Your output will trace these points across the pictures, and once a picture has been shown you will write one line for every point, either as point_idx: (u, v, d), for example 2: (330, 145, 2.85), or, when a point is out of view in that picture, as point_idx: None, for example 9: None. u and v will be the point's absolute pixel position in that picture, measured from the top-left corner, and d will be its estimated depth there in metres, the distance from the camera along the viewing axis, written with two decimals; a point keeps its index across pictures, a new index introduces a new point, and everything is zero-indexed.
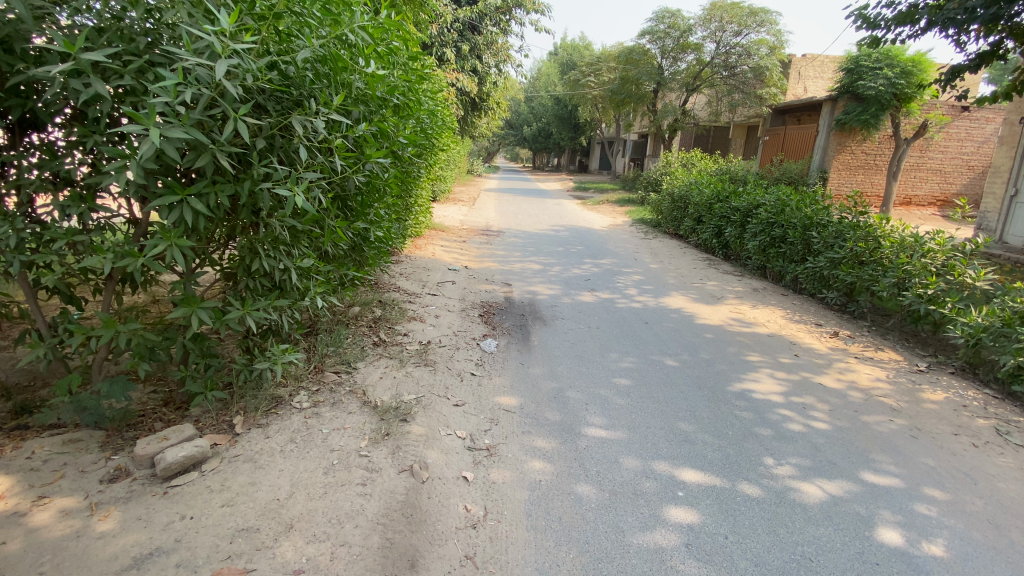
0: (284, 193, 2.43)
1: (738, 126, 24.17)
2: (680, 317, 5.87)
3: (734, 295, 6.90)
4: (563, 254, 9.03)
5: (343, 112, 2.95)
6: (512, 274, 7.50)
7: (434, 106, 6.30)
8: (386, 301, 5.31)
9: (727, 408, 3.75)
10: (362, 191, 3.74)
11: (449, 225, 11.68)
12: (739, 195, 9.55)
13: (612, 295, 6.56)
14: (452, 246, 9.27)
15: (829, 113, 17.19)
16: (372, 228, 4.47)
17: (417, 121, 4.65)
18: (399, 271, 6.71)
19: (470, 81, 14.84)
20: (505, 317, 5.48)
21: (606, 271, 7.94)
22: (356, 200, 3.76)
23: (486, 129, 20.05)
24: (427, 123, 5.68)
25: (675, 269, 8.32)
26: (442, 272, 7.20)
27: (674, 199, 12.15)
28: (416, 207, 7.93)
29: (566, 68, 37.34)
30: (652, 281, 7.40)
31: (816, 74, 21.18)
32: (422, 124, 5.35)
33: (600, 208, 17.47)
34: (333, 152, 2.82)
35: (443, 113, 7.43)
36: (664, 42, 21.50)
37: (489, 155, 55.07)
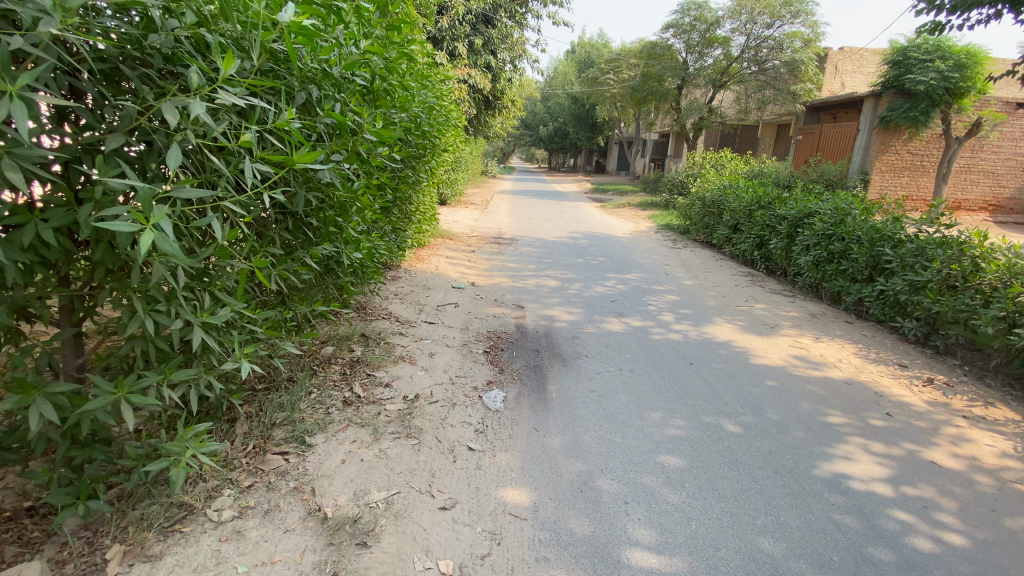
0: (123, 227, 1.40)
1: (768, 125, 22.79)
2: (731, 354, 4.79)
3: (792, 323, 5.78)
4: (584, 267, 8.00)
5: (271, 95, 2.02)
6: (524, 292, 6.50)
7: (433, 98, 5.33)
8: (370, 336, 4.31)
9: (822, 510, 2.69)
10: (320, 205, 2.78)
11: (458, 232, 10.72)
12: (784, 201, 8.39)
13: (644, 322, 5.51)
14: (459, 257, 8.31)
15: (871, 109, 15.82)
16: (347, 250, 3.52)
17: (402, 115, 3.70)
18: (393, 292, 5.73)
19: (483, 77, 13.86)
20: (517, 354, 4.44)
21: (634, 289, 6.89)
22: (314, 218, 2.81)
23: (500, 129, 19.06)
24: (422, 117, 4.71)
25: (713, 286, 7.23)
26: (445, 291, 6.19)
27: (706, 204, 10.99)
28: (416, 215, 6.95)
29: (584, 65, 36.21)
30: (689, 303, 6.31)
31: (854, 69, 19.71)
32: (413, 120, 4.41)
33: (621, 212, 16.35)
34: (250, 154, 1.84)
35: (447, 109, 6.48)
36: (690, 36, 20.28)
37: (504, 156, 54.15)
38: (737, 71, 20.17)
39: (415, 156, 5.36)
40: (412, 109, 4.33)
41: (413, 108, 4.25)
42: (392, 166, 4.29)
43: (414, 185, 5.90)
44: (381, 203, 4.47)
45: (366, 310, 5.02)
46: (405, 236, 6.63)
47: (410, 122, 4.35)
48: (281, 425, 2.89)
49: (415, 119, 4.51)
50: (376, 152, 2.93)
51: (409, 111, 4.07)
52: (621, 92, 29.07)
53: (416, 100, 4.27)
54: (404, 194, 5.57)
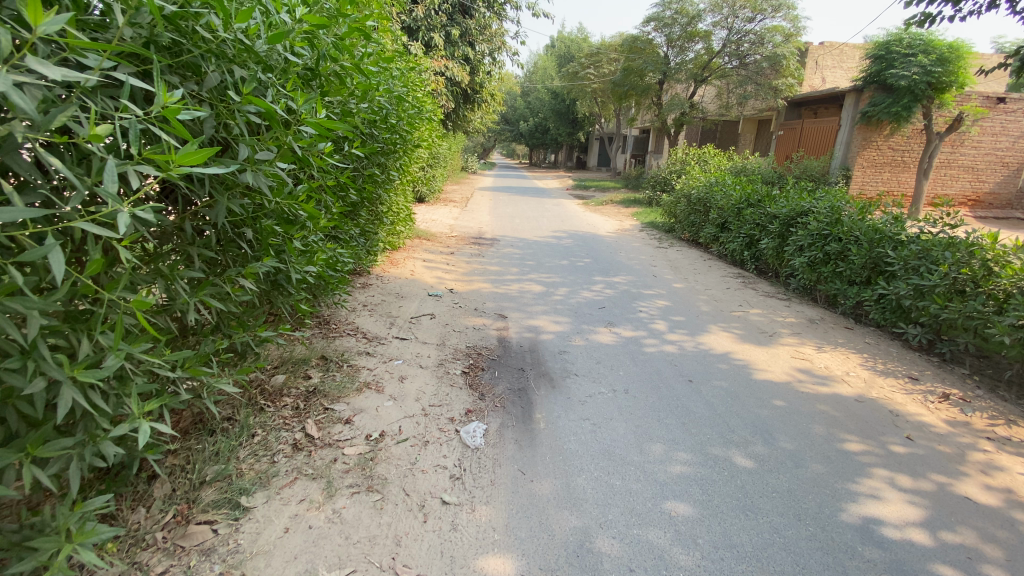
0: None
1: (748, 121, 22.67)
2: (732, 369, 4.39)
3: (791, 330, 5.42)
4: (568, 270, 7.57)
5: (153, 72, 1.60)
6: (506, 300, 6.03)
7: (401, 88, 4.81)
8: (333, 358, 3.79)
9: (858, 570, 2.30)
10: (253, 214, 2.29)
11: (435, 231, 10.17)
12: (775, 199, 8.07)
13: (636, 331, 5.09)
14: (436, 260, 7.79)
15: (852, 105, 15.84)
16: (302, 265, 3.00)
17: (356, 106, 3.21)
18: (362, 303, 5.19)
19: (461, 70, 13.28)
20: (499, 374, 3.96)
21: (623, 293, 6.47)
22: (246, 231, 2.32)
23: (479, 125, 18.48)
24: (387, 108, 4.20)
25: (705, 289, 6.86)
26: (420, 299, 5.67)
27: (692, 201, 10.64)
28: (388, 215, 6.42)
29: (564, 60, 35.76)
30: (682, 309, 5.90)
31: (834, 64, 19.64)
32: (375, 114, 3.90)
33: (603, 209, 15.97)
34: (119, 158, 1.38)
35: (420, 101, 5.97)
36: (671, 30, 19.95)
37: (484, 152, 53.43)
38: (718, 65, 19.94)
39: (382, 154, 4.85)
40: (373, 101, 3.83)
41: (374, 100, 3.76)
42: (350, 165, 3.79)
43: (384, 184, 5.38)
44: (340, 206, 3.95)
45: (330, 326, 4.49)
46: (375, 240, 6.08)
47: (370, 115, 3.85)
48: (212, 483, 2.38)
49: (378, 112, 4.01)
50: (323, 149, 2.45)
51: (367, 102, 3.58)
52: (601, 87, 28.68)
53: (376, 90, 3.79)
54: (370, 195, 5.04)
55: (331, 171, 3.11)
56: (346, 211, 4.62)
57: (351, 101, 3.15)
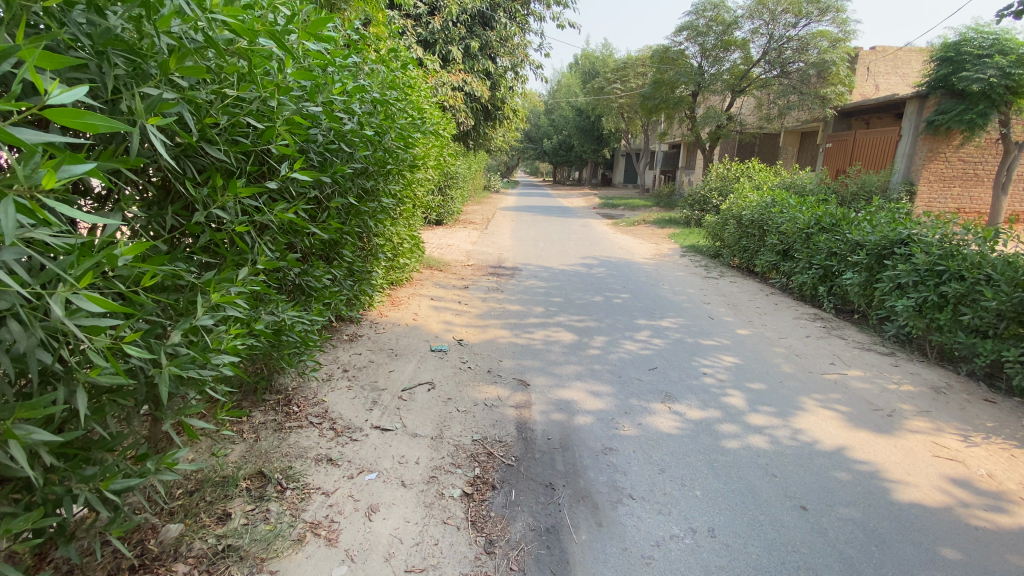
0: None
1: (791, 133, 21.07)
2: (858, 482, 3.03)
3: (916, 408, 4.00)
4: (605, 310, 6.28)
5: None
6: (528, 353, 4.78)
7: (385, 90, 3.66)
8: (273, 476, 2.61)
9: None
10: (31, 320, 1.23)
11: (449, 260, 9.05)
12: (858, 223, 6.64)
13: (705, 408, 3.77)
14: (447, 297, 6.60)
15: (915, 113, 14.15)
16: (194, 367, 1.84)
17: (274, 106, 2.01)
18: (341, 367, 4.00)
19: (481, 84, 12.31)
20: (520, 497, 2.68)
21: (676, 344, 5.15)
22: (34, 352, 1.26)
23: (501, 142, 17.47)
24: (357, 112, 3.03)
25: (779, 338, 5.48)
26: (419, 357, 4.43)
27: (743, 223, 9.21)
28: (386, 249, 5.27)
29: (589, 76, 34.85)
30: (758, 371, 4.54)
31: (888, 70, 17.95)
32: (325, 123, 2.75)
33: (636, 230, 14.64)
34: None
35: (420, 110, 4.84)
36: (705, 40, 18.72)
37: (507, 170, 52.81)
38: (757, 76, 18.59)
39: (366, 180, 3.70)
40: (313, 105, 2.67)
41: (326, 103, 2.59)
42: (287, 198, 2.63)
43: (373, 218, 4.23)
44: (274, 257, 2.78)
45: (288, 412, 3.31)
46: (369, 280, 4.92)
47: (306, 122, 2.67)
48: None
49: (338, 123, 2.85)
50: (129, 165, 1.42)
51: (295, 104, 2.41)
52: (628, 101, 27.53)
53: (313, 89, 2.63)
54: (349, 231, 3.87)
55: (227, 213, 1.95)
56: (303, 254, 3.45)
57: (262, 100, 1.98)
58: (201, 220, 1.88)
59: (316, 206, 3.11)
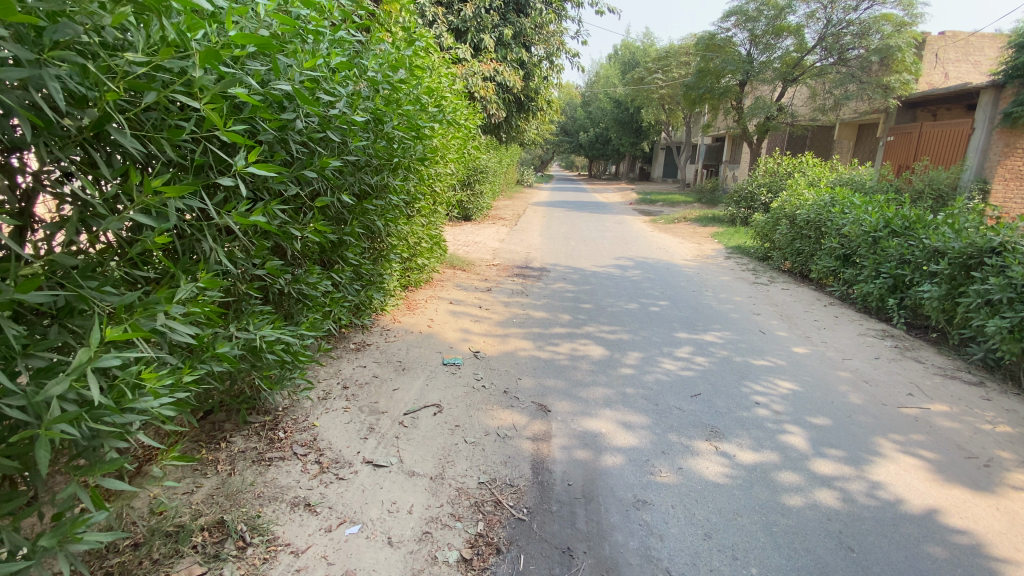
0: None
1: (847, 125, 19.58)
2: (957, 563, 2.37)
3: (1019, 457, 3.25)
4: (641, 319, 5.70)
5: None
6: (552, 370, 4.25)
7: (390, 68, 3.18)
8: (236, 528, 2.20)
9: None
10: None
11: (475, 259, 8.62)
12: (937, 227, 5.78)
13: (759, 450, 3.17)
14: (469, 300, 6.16)
15: (990, 104, 12.74)
16: (110, 412, 1.49)
17: (207, 81, 1.56)
18: (340, 384, 3.58)
19: (514, 74, 11.77)
20: (529, 568, 2.18)
21: (722, 364, 4.53)
22: None
23: (535, 135, 16.90)
24: (345, 91, 2.57)
25: (841, 359, 4.78)
26: (429, 371, 3.98)
27: (798, 224, 8.37)
28: (400, 249, 4.84)
29: (629, 67, 33.68)
30: (820, 402, 3.89)
31: (961, 56, 16.27)
32: (299, 108, 2.29)
33: (676, 228, 13.83)
34: None
35: (436, 95, 4.35)
36: (755, 25, 17.60)
37: (543, 164, 52.04)
38: (811, 64, 17.32)
39: (366, 175, 3.24)
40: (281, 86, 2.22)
41: (299, 83, 2.14)
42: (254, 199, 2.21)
43: (379, 217, 3.79)
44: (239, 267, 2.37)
45: (272, 438, 2.90)
46: (379, 285, 4.49)
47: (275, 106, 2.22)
48: None
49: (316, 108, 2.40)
50: None
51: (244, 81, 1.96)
52: (669, 92, 26.39)
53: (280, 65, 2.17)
54: (348, 233, 3.44)
55: (148, 218, 1.57)
56: (290, 258, 3.03)
57: (193, 72, 1.54)
58: (115, 228, 1.50)
59: (300, 205, 2.68)
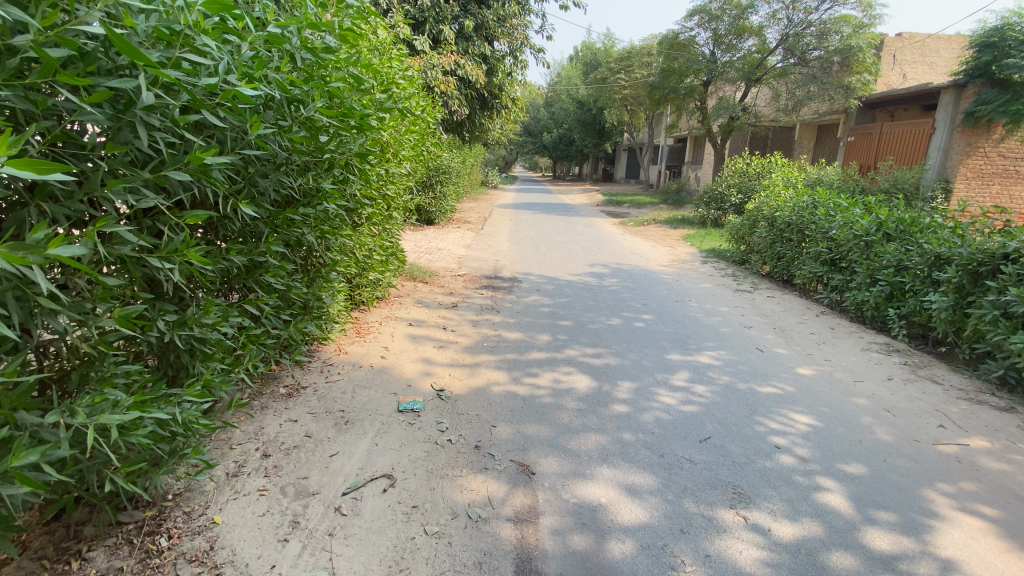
0: None
1: (807, 126, 19.73)
2: None
3: None
4: (626, 338, 5.05)
5: None
6: (531, 409, 3.50)
7: (311, 30, 2.36)
8: None
9: None
10: None
11: (437, 268, 7.80)
12: (936, 231, 5.40)
13: (799, 521, 2.52)
14: (431, 320, 5.35)
15: (951, 103, 12.87)
16: None
17: None
18: (260, 453, 2.74)
19: (477, 68, 10.99)
20: None
21: (727, 394, 3.91)
22: None
23: (499, 134, 16.15)
24: (228, 52, 1.76)
25: (853, 383, 4.24)
26: (378, 422, 3.16)
27: (778, 226, 7.95)
28: (343, 266, 4.01)
29: (590, 67, 33.48)
30: (847, 442, 3.31)
31: (916, 58, 16.59)
32: (147, 75, 1.49)
33: (646, 231, 13.38)
34: None
35: (380, 75, 3.55)
36: (718, 25, 17.47)
37: (505, 165, 51.37)
38: (773, 65, 17.30)
39: (282, 178, 2.43)
40: (111, 41, 1.45)
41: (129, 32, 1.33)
42: (65, 218, 1.44)
43: (307, 231, 2.97)
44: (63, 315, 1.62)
45: (148, 551, 2.05)
46: (315, 312, 3.64)
47: (95, 71, 1.44)
48: None
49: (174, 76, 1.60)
50: None
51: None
52: (633, 93, 26.23)
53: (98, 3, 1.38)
54: (262, 253, 2.61)
55: None
56: (174, 293, 2.20)
57: None
58: None
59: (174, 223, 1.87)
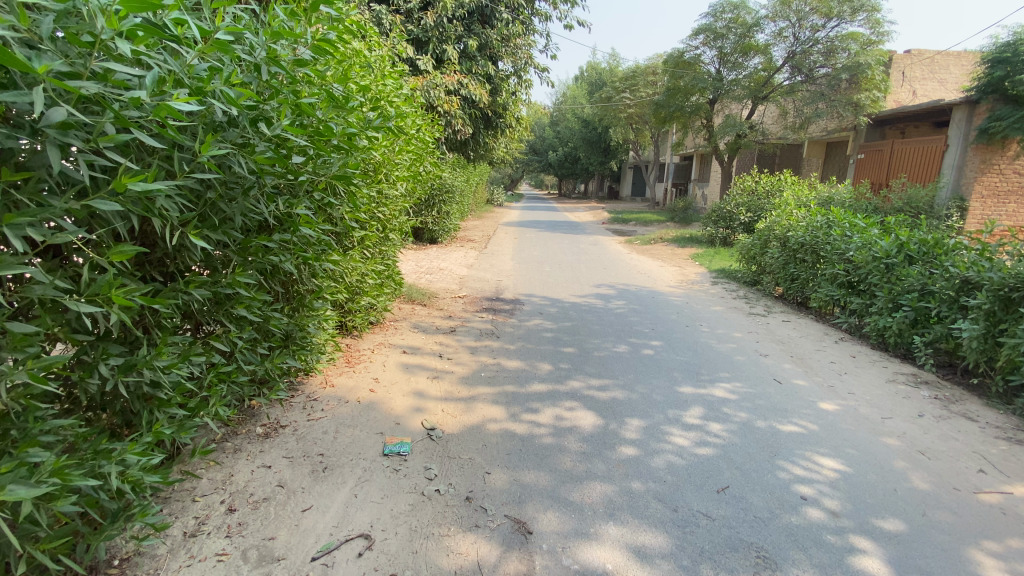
0: None
1: (815, 143, 19.51)
2: None
3: None
4: (633, 368, 4.74)
5: None
6: (529, 452, 3.19)
7: (280, 42, 2.14)
8: None
9: None
10: None
11: (437, 290, 7.54)
12: (962, 253, 5.08)
13: None
14: (426, 347, 5.07)
15: (963, 120, 12.59)
16: None
17: None
18: (225, 507, 2.46)
19: (480, 87, 10.85)
20: None
21: (744, 433, 3.58)
22: None
23: (504, 152, 16.03)
24: (165, 62, 1.54)
25: (881, 420, 3.90)
26: (359, 468, 2.87)
27: (790, 247, 7.65)
28: (330, 293, 3.76)
29: (595, 86, 33.65)
30: (880, 492, 2.98)
31: (925, 75, 16.39)
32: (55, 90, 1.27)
33: (654, 249, 13.10)
34: None
35: (367, 91, 3.34)
36: (723, 43, 17.39)
37: (511, 183, 51.53)
38: (780, 83, 17.16)
39: (252, 204, 2.20)
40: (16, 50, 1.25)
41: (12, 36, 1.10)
42: None
43: (286, 258, 2.73)
44: None
45: None
46: (297, 344, 3.38)
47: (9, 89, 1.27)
48: None
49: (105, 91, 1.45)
50: None
51: None
52: (638, 111, 26.22)
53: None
54: (230, 285, 2.38)
55: None
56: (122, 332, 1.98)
57: None
58: None
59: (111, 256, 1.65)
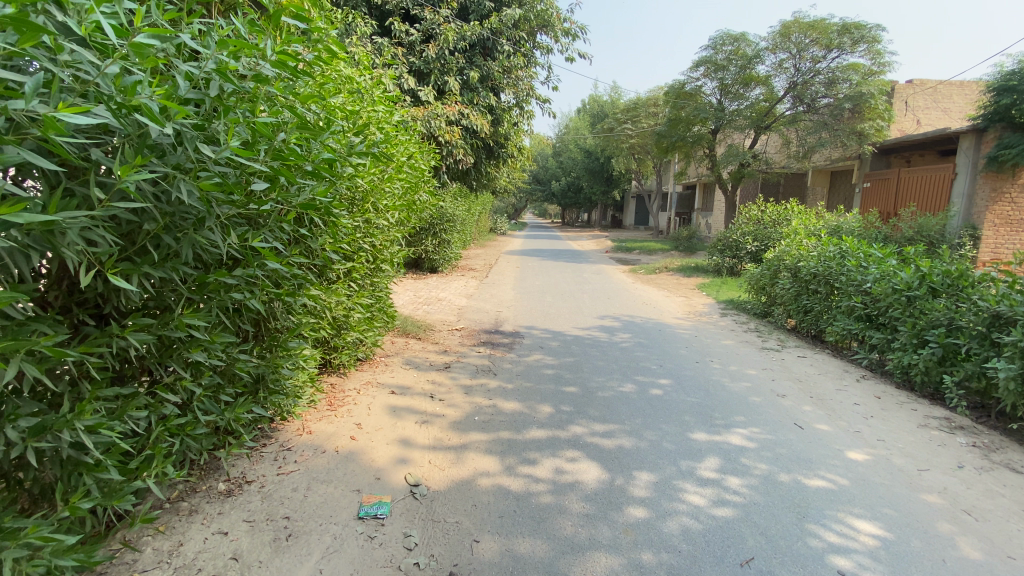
0: None
1: (820, 172, 19.40)
2: None
3: None
4: (640, 410, 4.37)
5: None
6: (524, 513, 2.82)
7: (234, 57, 1.92)
8: None
9: None
10: None
11: (433, 323, 7.24)
12: (989, 285, 4.75)
13: None
14: (417, 386, 4.72)
15: (970, 148, 12.42)
16: None
17: None
18: None
19: (482, 118, 10.66)
20: None
21: (766, 488, 3.20)
22: None
23: (506, 182, 15.95)
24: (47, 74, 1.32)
25: (917, 472, 3.50)
26: (328, 536, 2.51)
27: (802, 277, 7.33)
28: (310, 330, 3.48)
29: (597, 118, 34.04)
30: (928, 563, 2.58)
31: (928, 104, 16.35)
32: None
33: (659, 279, 12.79)
34: None
35: (351, 114, 3.13)
36: (724, 75, 17.49)
37: (515, 213, 51.80)
38: (782, 113, 17.17)
39: (204, 237, 1.93)
40: None
41: None
42: None
43: (252, 296, 2.44)
44: None
45: None
46: (270, 388, 3.07)
47: None
48: None
49: None
50: None
51: None
52: (640, 142, 26.36)
53: None
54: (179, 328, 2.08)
55: None
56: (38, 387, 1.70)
57: None
58: None
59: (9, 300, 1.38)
